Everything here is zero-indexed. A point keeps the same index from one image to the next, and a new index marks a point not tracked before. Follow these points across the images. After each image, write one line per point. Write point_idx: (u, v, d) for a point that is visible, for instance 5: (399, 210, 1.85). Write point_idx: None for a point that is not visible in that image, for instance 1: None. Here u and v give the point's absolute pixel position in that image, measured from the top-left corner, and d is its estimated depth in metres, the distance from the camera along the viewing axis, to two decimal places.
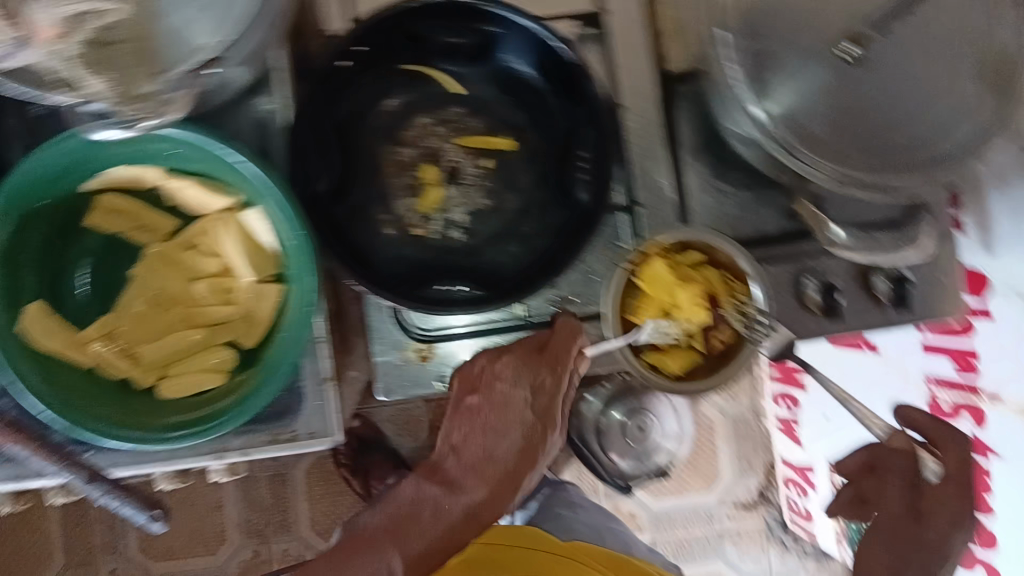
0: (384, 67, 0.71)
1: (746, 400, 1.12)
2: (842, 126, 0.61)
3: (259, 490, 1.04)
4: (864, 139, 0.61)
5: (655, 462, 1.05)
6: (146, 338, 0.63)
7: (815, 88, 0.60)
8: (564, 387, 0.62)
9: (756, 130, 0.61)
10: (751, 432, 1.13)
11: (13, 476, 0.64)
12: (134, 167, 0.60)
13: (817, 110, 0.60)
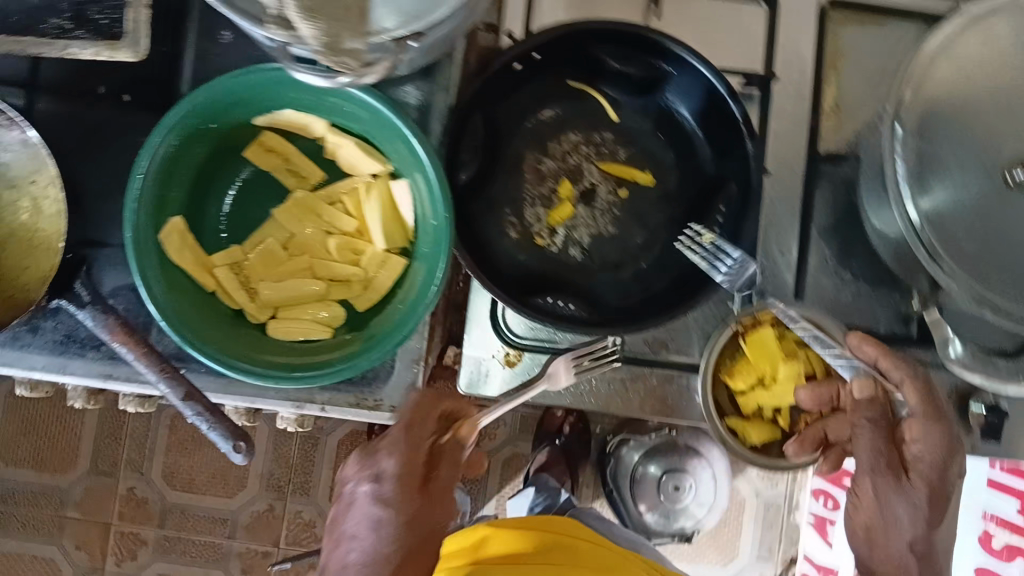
0: (548, 78, 0.72)
1: (783, 486, 1.11)
2: (987, 241, 0.62)
3: (289, 447, 1.23)
4: (1003, 265, 0.62)
5: (681, 524, 1.04)
6: (270, 276, 0.65)
7: (970, 198, 0.62)
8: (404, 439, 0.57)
9: (904, 226, 0.62)
10: (779, 520, 1.11)
11: (106, 373, 0.66)
12: (306, 114, 0.63)
13: (965, 221, 0.62)
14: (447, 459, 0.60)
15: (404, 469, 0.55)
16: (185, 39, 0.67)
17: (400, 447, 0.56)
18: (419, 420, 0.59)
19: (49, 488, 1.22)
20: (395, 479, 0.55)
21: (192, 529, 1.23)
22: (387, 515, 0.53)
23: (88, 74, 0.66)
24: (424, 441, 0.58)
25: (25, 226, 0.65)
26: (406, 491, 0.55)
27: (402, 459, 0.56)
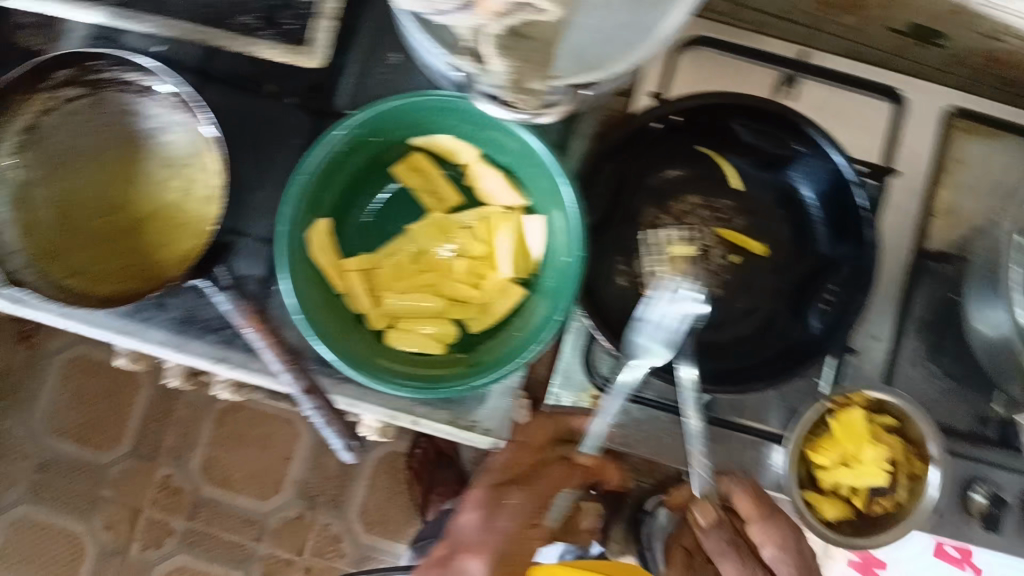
0: (681, 139, 0.76)
1: None
2: None
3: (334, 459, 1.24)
4: None
5: None
6: (396, 288, 0.68)
7: None
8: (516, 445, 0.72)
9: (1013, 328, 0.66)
10: None
11: (223, 359, 0.68)
12: (460, 142, 0.67)
13: None
14: (552, 469, 0.71)
15: (510, 462, 0.69)
16: (352, 54, 0.71)
17: (515, 452, 0.69)
18: (531, 440, 0.70)
19: (87, 462, 1.23)
20: (506, 461, 0.69)
21: (221, 525, 1.23)
22: (494, 489, 0.68)
23: (258, 71, 0.70)
24: (542, 433, 0.70)
25: (174, 204, 0.68)
26: (504, 478, 0.69)
27: (511, 457, 0.69)
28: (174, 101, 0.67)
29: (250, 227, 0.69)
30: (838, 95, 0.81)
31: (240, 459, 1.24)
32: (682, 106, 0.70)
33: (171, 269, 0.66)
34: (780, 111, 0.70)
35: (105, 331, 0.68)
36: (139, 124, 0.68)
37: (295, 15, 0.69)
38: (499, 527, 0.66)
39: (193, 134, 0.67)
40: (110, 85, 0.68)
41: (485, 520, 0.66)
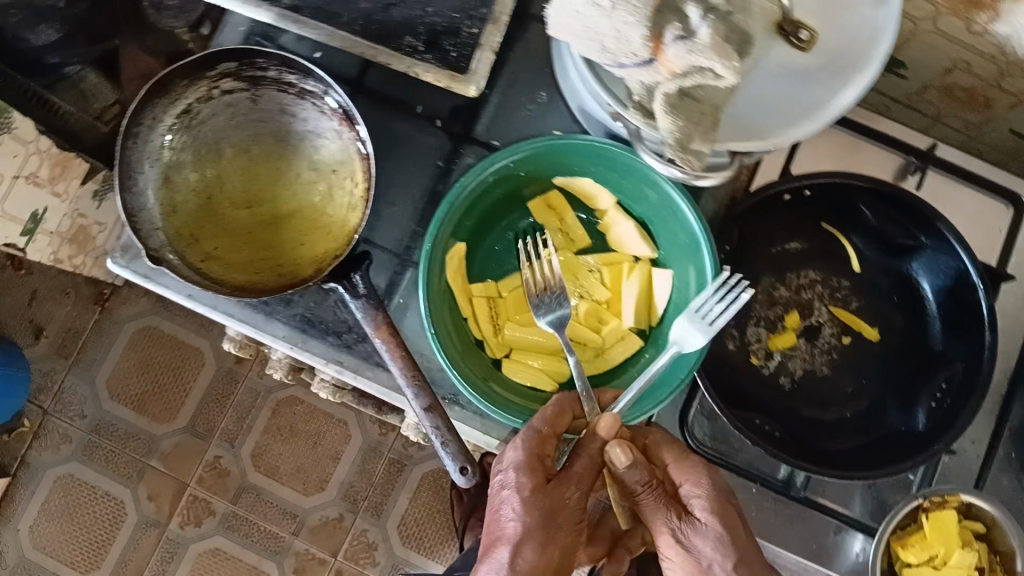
0: (809, 213, 0.76)
1: None
2: None
3: (378, 464, 1.25)
4: None
5: None
6: (517, 319, 0.68)
7: None
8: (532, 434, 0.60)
9: None
10: None
11: (338, 363, 0.69)
12: (600, 186, 0.68)
13: None
14: (579, 457, 0.58)
15: (533, 459, 0.58)
16: (499, 85, 0.72)
17: (531, 446, 0.59)
18: (551, 426, 0.60)
19: (143, 431, 1.25)
20: (529, 464, 0.58)
21: (262, 514, 1.24)
22: (535, 492, 0.57)
23: (407, 89, 0.72)
24: (562, 419, 0.61)
25: (315, 207, 0.70)
26: (539, 479, 0.58)
27: (532, 450, 0.59)
28: (333, 110, 0.69)
29: (380, 238, 0.70)
30: (962, 191, 0.81)
31: (291, 452, 1.25)
32: (818, 180, 0.70)
33: (306, 269, 0.68)
34: (917, 201, 0.69)
35: (228, 318, 0.69)
36: (293, 125, 0.70)
37: (458, 43, 0.67)
38: (556, 531, 0.57)
39: (345, 144, 0.69)
40: (269, 83, 0.69)
41: (544, 527, 0.57)
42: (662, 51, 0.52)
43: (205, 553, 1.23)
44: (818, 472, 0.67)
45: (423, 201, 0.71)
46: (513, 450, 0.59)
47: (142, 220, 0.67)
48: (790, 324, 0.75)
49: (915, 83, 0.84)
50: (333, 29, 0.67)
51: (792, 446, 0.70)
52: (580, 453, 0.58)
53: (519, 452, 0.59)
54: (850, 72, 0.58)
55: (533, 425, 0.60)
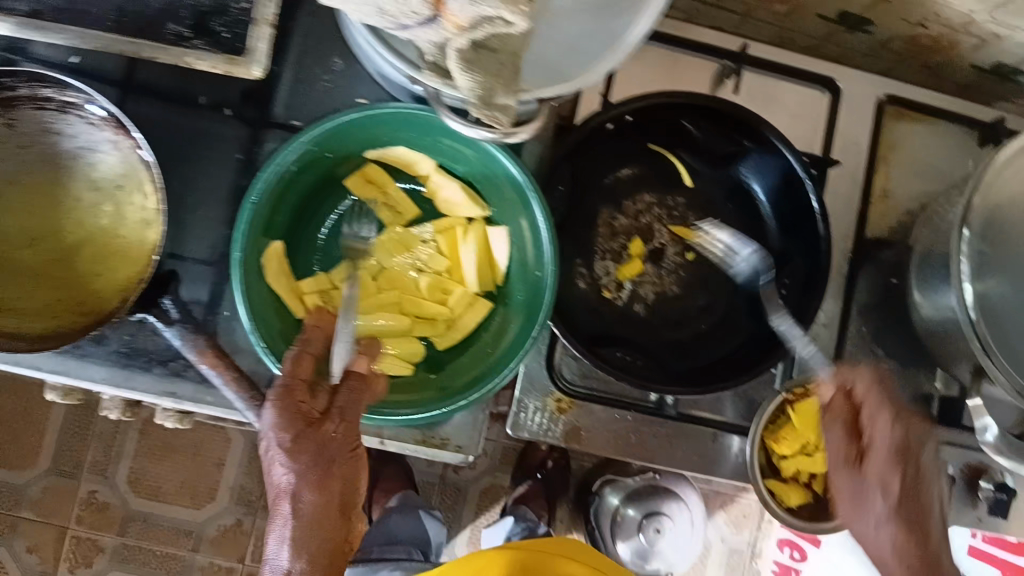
0: (634, 139, 0.75)
1: (747, 534, 1.20)
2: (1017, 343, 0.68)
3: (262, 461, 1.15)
4: None
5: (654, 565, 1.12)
6: (358, 307, 0.65)
7: (1010, 292, 0.68)
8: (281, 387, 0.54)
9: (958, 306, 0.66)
10: (740, 565, 1.20)
11: (171, 393, 0.64)
12: (415, 154, 0.65)
13: (1008, 310, 0.68)
14: (343, 396, 0.56)
15: (288, 415, 0.53)
16: (288, 60, 0.66)
17: (283, 402, 0.54)
18: (296, 375, 0.55)
19: None
20: (286, 419, 0.53)
21: (154, 539, 1.13)
22: (297, 441, 0.53)
23: (187, 81, 0.65)
24: (305, 363, 0.56)
25: (108, 230, 0.63)
26: (300, 429, 0.54)
27: (285, 403, 0.54)
28: (102, 119, 0.61)
29: (190, 250, 0.64)
30: (778, 86, 0.81)
31: (158, 471, 1.14)
32: (635, 104, 0.68)
33: (110, 300, 0.61)
34: (734, 110, 0.69)
35: (39, 370, 0.63)
36: (61, 144, 0.63)
37: (227, 22, 0.60)
38: (330, 480, 0.55)
39: (124, 155, 0.62)
40: (25, 102, 0.61)
41: (322, 478, 0.54)
42: (445, 6, 0.46)
43: None
44: (682, 393, 0.67)
45: (230, 200, 0.65)
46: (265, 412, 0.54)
47: None
48: (634, 252, 0.74)
49: None
50: (82, 29, 0.59)
51: (653, 373, 0.71)
52: (342, 392, 0.56)
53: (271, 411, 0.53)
54: None
55: (278, 383, 0.54)
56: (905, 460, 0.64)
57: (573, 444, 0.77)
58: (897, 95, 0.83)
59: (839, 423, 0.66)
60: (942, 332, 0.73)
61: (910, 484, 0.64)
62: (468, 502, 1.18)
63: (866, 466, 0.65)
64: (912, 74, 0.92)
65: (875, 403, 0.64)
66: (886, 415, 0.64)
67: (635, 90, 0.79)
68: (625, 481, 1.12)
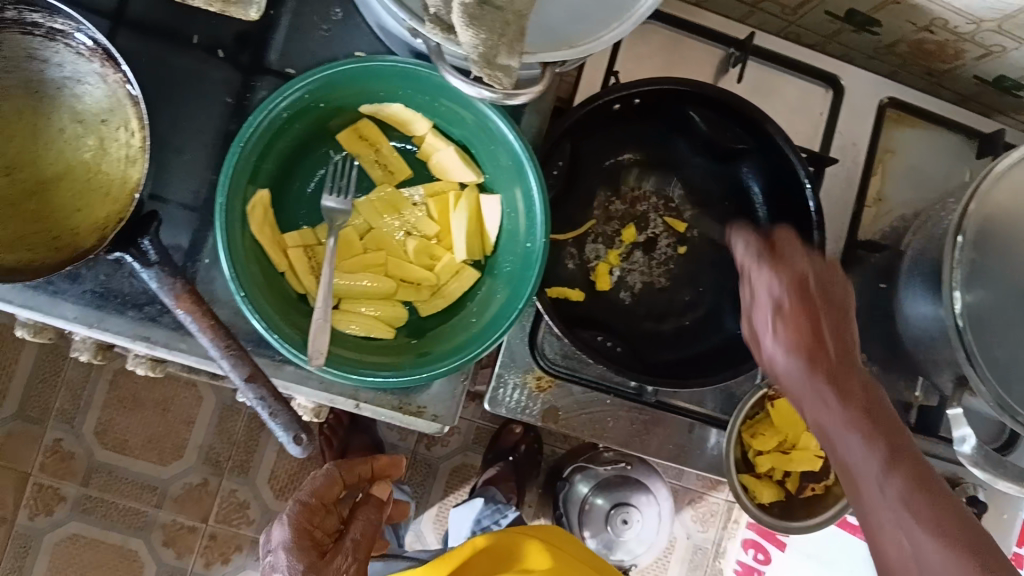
0: (639, 124, 0.74)
1: (714, 531, 1.21)
2: (998, 355, 0.67)
3: (235, 422, 1.13)
4: (1016, 364, 0.67)
5: (619, 557, 1.11)
6: (344, 264, 0.63)
7: (997, 302, 0.68)
8: (312, 491, 0.59)
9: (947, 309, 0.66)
10: (705, 562, 1.20)
11: (145, 338, 0.63)
12: (411, 112, 0.63)
13: (994, 319, 0.67)
14: (361, 522, 0.60)
15: (301, 530, 0.57)
16: (287, 6, 0.65)
17: (301, 521, 0.58)
18: (319, 496, 0.59)
19: None
20: (302, 541, 0.57)
21: (116, 493, 1.11)
22: (308, 565, 0.55)
23: (181, 19, 0.63)
24: (334, 488, 0.61)
25: (89, 165, 0.61)
26: (312, 548, 0.57)
27: (302, 522, 0.58)
28: (90, 49, 0.60)
29: (171, 193, 0.63)
30: (780, 79, 0.81)
31: (129, 420, 1.12)
32: (642, 88, 0.67)
33: (87, 238, 0.60)
34: (738, 102, 0.68)
35: (7, 304, 0.61)
36: (46, 73, 0.61)
37: None
38: None
39: (111, 89, 0.61)
40: (10, 26, 0.59)
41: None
42: None
43: (62, 541, 1.10)
44: (657, 382, 0.67)
45: (217, 145, 0.64)
46: (283, 527, 0.57)
47: None
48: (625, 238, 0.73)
49: None
50: None
51: (631, 361, 0.70)
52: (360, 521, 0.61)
53: (286, 526, 0.57)
54: None
55: (299, 499, 0.59)
56: (806, 301, 0.55)
57: (548, 423, 0.77)
58: (900, 99, 0.83)
59: (768, 278, 0.57)
60: (926, 341, 0.73)
61: (809, 325, 0.54)
62: (437, 478, 1.17)
63: (759, 308, 0.57)
64: (915, 80, 0.92)
65: (777, 283, 0.56)
66: (766, 273, 0.57)
67: (637, 70, 0.79)
68: (597, 469, 1.12)
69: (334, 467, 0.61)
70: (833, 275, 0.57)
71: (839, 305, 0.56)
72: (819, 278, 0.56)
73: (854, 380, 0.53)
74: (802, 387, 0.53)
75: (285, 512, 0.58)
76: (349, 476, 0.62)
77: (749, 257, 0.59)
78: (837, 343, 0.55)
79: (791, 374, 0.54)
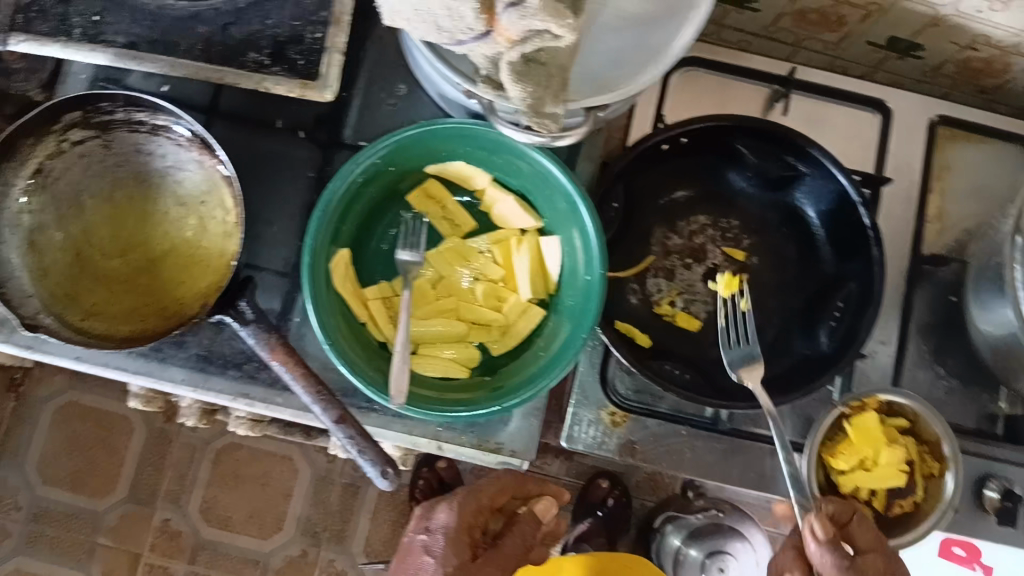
0: (690, 162, 0.78)
1: None
2: None
3: (331, 491, 1.18)
4: None
5: None
6: (419, 312, 0.68)
7: None
8: (491, 480, 0.65)
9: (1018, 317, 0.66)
10: None
11: (245, 395, 0.68)
12: (472, 168, 0.69)
13: None
14: (513, 536, 0.63)
15: (461, 529, 0.61)
16: (358, 86, 0.72)
17: (465, 514, 0.62)
18: (492, 496, 0.64)
19: (78, 511, 1.16)
20: (459, 534, 0.61)
21: (222, 568, 1.16)
22: (459, 568, 0.59)
23: (265, 107, 0.71)
24: (502, 495, 0.65)
25: (189, 241, 0.69)
26: (461, 559, 0.59)
27: (461, 523, 0.61)
28: (188, 140, 0.68)
29: (265, 262, 0.69)
30: (827, 108, 0.84)
31: (231, 495, 1.17)
32: (689, 127, 0.72)
33: (191, 306, 0.66)
34: (782, 130, 0.71)
35: (122, 373, 0.67)
36: (150, 164, 0.69)
37: (303, 50, 0.65)
38: None
39: (208, 172, 0.68)
40: (121, 125, 0.68)
41: None
42: (497, 20, 0.50)
43: None
44: (728, 406, 0.69)
45: (301, 215, 0.70)
46: (448, 510, 0.62)
47: (10, 290, 0.63)
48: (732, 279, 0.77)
49: (766, 14, 0.85)
50: (173, 58, 0.64)
51: (699, 386, 0.72)
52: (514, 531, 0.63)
53: (451, 512, 0.62)
54: (689, 11, 0.59)
55: (470, 490, 0.63)
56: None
57: (627, 458, 0.78)
58: (950, 116, 0.85)
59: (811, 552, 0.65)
60: (1003, 348, 0.73)
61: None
62: None
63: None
64: (967, 98, 0.93)
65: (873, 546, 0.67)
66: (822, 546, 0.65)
67: (686, 114, 0.83)
68: (688, 518, 1.11)
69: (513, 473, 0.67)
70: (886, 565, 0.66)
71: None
72: (877, 542, 0.67)
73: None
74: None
75: (455, 500, 0.63)
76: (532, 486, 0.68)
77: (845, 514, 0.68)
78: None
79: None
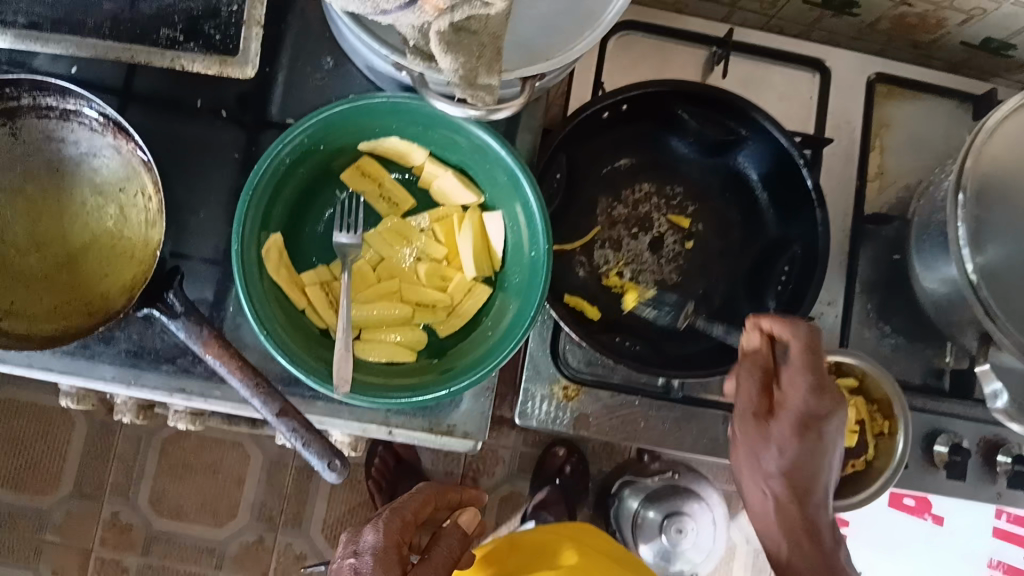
0: (631, 128, 0.77)
1: None
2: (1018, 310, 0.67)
3: (284, 476, 1.15)
4: None
5: (679, 566, 1.09)
6: (360, 296, 0.66)
7: (1010, 257, 0.68)
8: (404, 500, 0.62)
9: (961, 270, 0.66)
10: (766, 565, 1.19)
11: (181, 390, 0.65)
12: (407, 143, 0.66)
13: (1011, 275, 0.67)
14: (444, 545, 0.60)
15: (392, 542, 0.56)
16: (281, 61, 0.68)
17: (393, 528, 0.58)
18: (416, 511, 0.62)
19: (22, 509, 1.12)
20: (388, 550, 0.55)
21: (177, 558, 1.13)
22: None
23: (182, 87, 0.67)
24: (424, 508, 0.63)
25: (111, 231, 0.65)
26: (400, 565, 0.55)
27: (391, 534, 0.57)
28: (101, 123, 0.64)
29: (193, 250, 0.66)
30: (765, 68, 0.83)
31: (181, 485, 1.14)
32: (630, 93, 0.70)
33: (116, 300, 0.63)
34: (723, 95, 0.70)
35: (49, 372, 0.64)
36: (64, 151, 0.65)
37: (219, 24, 0.63)
38: None
39: (125, 158, 0.65)
40: (28, 111, 0.64)
41: None
42: None
43: None
44: (680, 375, 0.68)
45: (229, 200, 0.67)
46: (372, 530, 0.58)
47: None
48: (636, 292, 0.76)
49: None
50: (79, 38, 0.62)
51: (651, 357, 0.71)
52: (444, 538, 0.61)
53: (376, 529, 0.58)
54: None
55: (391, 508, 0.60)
56: (806, 442, 0.63)
57: (582, 432, 0.77)
58: (888, 73, 0.84)
59: (754, 375, 0.64)
60: (946, 303, 0.74)
61: (804, 457, 0.63)
62: (489, 508, 1.18)
63: (771, 422, 0.64)
64: (904, 54, 0.93)
65: (798, 368, 0.62)
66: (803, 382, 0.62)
67: (625, 80, 0.81)
68: (646, 482, 1.11)
69: (424, 487, 0.66)
70: (845, 403, 0.63)
71: (839, 421, 0.63)
72: (802, 343, 0.61)
73: (821, 511, 0.65)
74: (782, 517, 0.65)
75: (374, 521, 0.59)
76: (446, 499, 0.67)
77: (792, 337, 0.62)
78: (825, 471, 0.64)
79: (777, 504, 0.65)
